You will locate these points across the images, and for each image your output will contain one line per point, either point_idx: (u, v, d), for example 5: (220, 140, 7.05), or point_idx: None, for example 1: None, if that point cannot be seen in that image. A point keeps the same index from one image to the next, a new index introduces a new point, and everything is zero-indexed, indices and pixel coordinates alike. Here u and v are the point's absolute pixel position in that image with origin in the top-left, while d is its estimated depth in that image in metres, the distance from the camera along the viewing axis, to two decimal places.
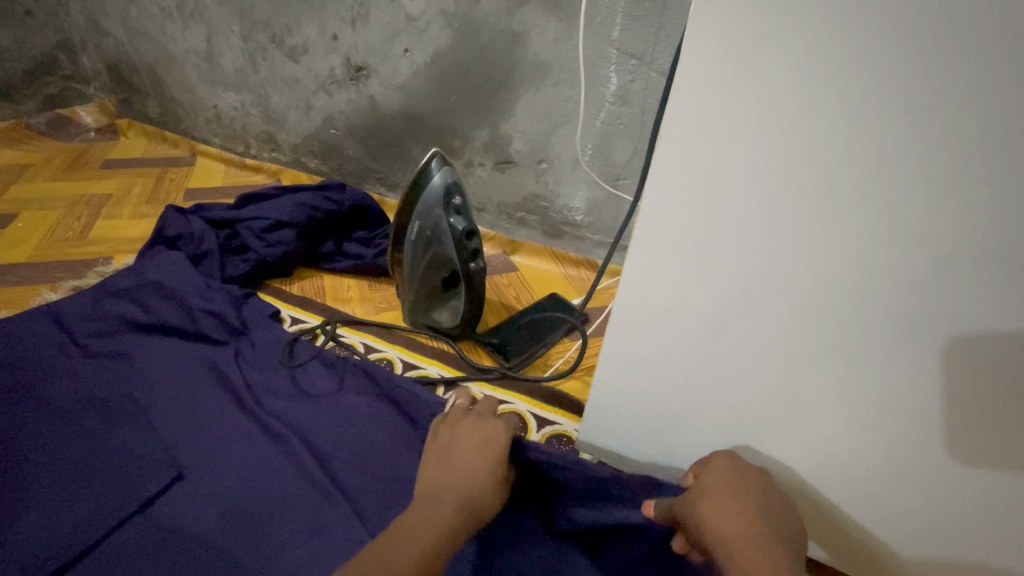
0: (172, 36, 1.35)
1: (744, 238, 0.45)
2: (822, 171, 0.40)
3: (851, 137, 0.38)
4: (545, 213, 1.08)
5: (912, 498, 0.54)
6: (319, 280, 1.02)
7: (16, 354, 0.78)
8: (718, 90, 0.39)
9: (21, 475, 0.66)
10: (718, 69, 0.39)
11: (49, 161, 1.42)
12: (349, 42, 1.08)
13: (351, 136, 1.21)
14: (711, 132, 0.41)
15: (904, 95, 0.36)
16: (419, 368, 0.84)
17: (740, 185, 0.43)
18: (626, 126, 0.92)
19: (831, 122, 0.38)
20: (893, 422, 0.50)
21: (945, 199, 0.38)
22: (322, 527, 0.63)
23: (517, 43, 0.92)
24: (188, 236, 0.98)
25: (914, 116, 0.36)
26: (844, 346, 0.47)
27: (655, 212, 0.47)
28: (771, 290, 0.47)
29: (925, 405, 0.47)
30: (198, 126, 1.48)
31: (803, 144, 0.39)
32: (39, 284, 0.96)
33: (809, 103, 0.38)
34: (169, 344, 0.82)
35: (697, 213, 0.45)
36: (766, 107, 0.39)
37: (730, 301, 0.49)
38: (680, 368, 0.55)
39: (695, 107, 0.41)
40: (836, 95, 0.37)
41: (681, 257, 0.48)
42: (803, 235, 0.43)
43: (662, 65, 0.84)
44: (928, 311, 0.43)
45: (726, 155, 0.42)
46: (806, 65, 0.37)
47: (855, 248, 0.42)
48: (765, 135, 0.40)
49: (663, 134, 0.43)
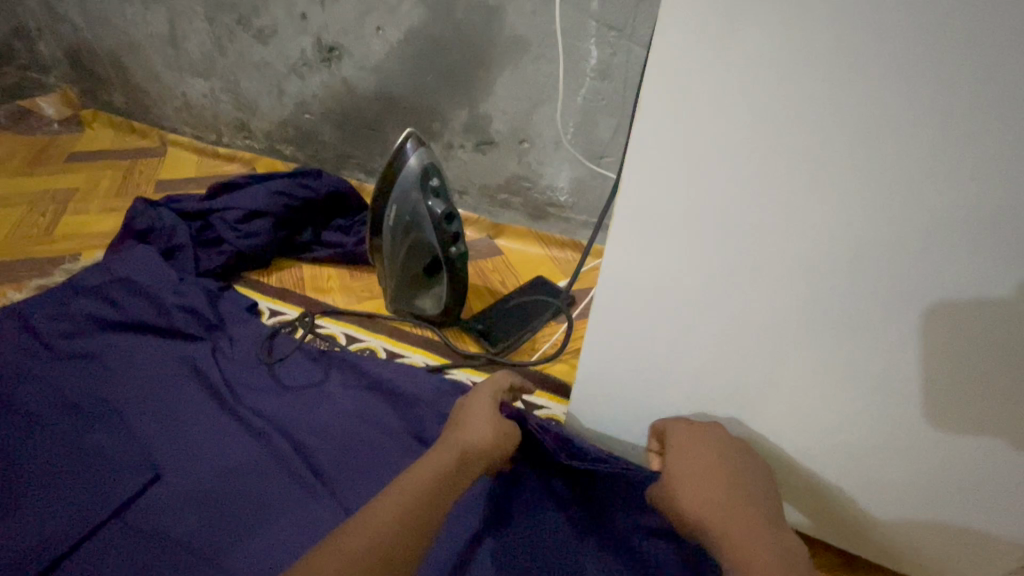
0: (133, 20, 1.29)
1: (727, 218, 0.43)
2: (804, 148, 0.38)
3: (839, 101, 0.36)
4: (529, 194, 1.05)
5: (904, 470, 0.53)
6: (299, 271, 0.99)
7: None
8: (700, 54, 0.37)
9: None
10: (699, 31, 0.36)
11: (10, 156, 1.36)
12: (319, 22, 1.03)
13: (326, 121, 1.17)
14: (686, 111, 0.40)
15: (891, 54, 0.34)
16: (403, 357, 0.82)
17: (719, 163, 0.41)
18: (608, 101, 0.90)
19: (814, 96, 0.36)
20: (884, 394, 0.49)
21: (936, 168, 0.37)
22: (308, 524, 0.62)
23: (493, 18, 0.88)
24: (159, 229, 0.95)
25: (904, 76, 0.34)
26: (834, 319, 0.46)
27: (634, 194, 0.45)
28: (755, 271, 0.45)
29: (912, 377, 0.47)
30: (166, 115, 1.42)
31: (782, 121, 0.38)
32: (1, 284, 0.92)
33: (794, 66, 0.36)
34: (142, 342, 0.80)
35: (676, 194, 0.44)
36: (749, 70, 0.36)
37: (715, 283, 0.47)
38: (668, 347, 0.54)
39: (666, 80, 0.39)
40: (814, 70, 0.35)
41: (662, 240, 0.47)
42: (787, 215, 0.42)
43: (643, 37, 0.81)
44: (921, 279, 0.41)
45: (709, 124, 0.39)
46: (791, 24, 0.34)
47: (842, 225, 0.41)
48: (751, 101, 0.38)
49: (644, 105, 0.41)
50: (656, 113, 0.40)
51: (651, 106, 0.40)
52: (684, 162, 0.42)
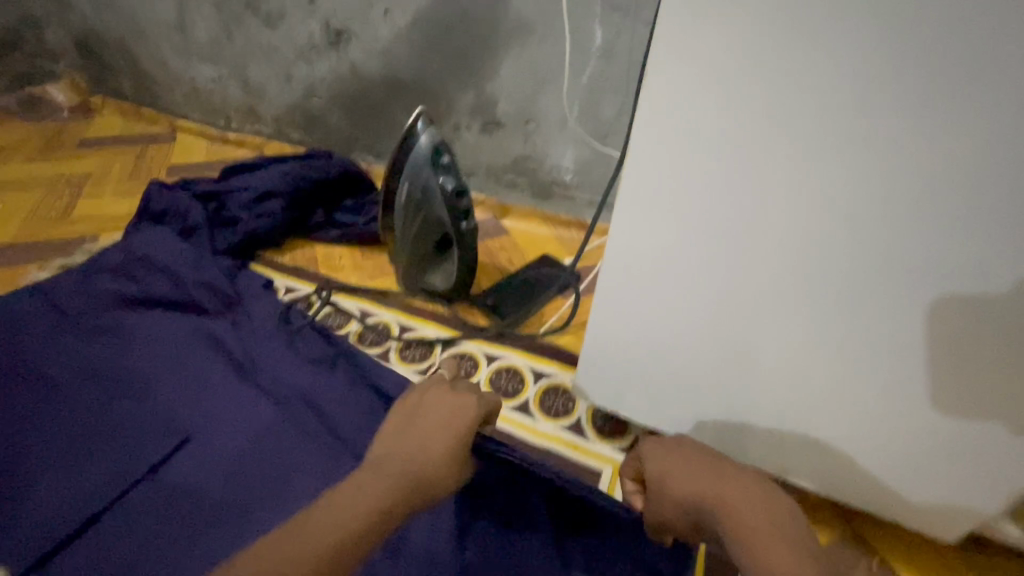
0: (141, 7, 1.30)
1: (727, 189, 0.45)
2: (800, 120, 0.40)
3: (832, 75, 0.38)
4: (534, 175, 1.08)
5: (898, 436, 0.55)
6: (311, 250, 1.01)
7: (11, 333, 0.79)
8: (699, 33, 0.39)
9: (27, 449, 0.67)
10: (697, 9, 0.39)
11: (23, 143, 1.38)
12: (327, 6, 1.05)
13: (334, 105, 1.19)
14: (687, 84, 0.42)
15: (880, 27, 0.35)
16: (416, 331, 0.85)
17: (719, 137, 0.43)
18: (613, 81, 0.91)
19: (809, 71, 0.38)
20: (882, 362, 0.50)
21: (926, 139, 0.38)
22: (330, 481, 0.66)
23: (499, 0, 0.90)
24: (176, 210, 0.97)
25: (895, 49, 0.35)
26: (829, 288, 0.48)
27: (637, 168, 0.48)
28: (754, 241, 0.48)
29: (902, 344, 0.49)
30: (174, 101, 1.44)
31: (778, 94, 0.40)
32: (24, 265, 0.95)
33: (787, 41, 0.37)
34: (165, 316, 0.83)
35: (675, 167, 0.46)
36: (744, 47, 0.39)
37: (716, 252, 0.50)
38: (672, 316, 0.57)
39: (667, 58, 0.41)
40: (805, 45, 0.37)
41: (663, 212, 0.50)
42: (781, 188, 0.44)
43: (647, 17, 0.83)
44: (915, 249, 0.43)
45: (708, 98, 0.42)
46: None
47: (839, 196, 0.42)
48: (748, 76, 0.40)
49: (648, 82, 0.43)
50: (659, 87, 0.43)
51: (654, 80, 0.43)
52: (686, 133, 0.44)
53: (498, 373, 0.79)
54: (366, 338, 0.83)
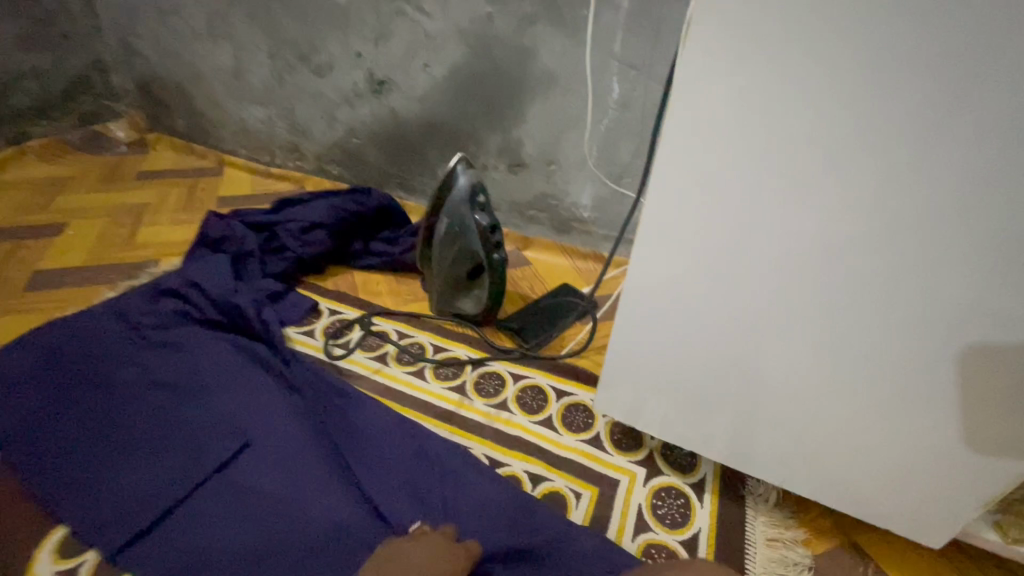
0: (201, 55, 1.44)
1: (740, 200, 0.50)
2: (813, 140, 0.44)
3: (830, 131, 0.43)
4: (555, 210, 1.17)
5: (894, 450, 0.60)
6: (350, 276, 1.11)
7: (87, 346, 0.87)
8: (713, 92, 0.45)
9: (107, 443, 0.75)
10: (713, 71, 0.44)
11: (87, 174, 1.51)
12: (372, 58, 1.17)
13: (372, 145, 1.31)
14: (710, 103, 0.45)
15: (874, 92, 0.41)
16: (448, 351, 0.93)
17: (730, 179, 0.49)
18: (628, 128, 1.02)
19: (822, 103, 0.42)
20: (879, 378, 0.56)
21: (916, 186, 0.43)
22: (375, 485, 0.72)
23: (528, 57, 1.01)
24: (231, 238, 1.08)
25: (885, 110, 0.41)
26: (830, 310, 0.53)
27: (656, 202, 0.54)
28: (763, 251, 0.52)
29: (899, 364, 0.53)
30: (224, 138, 1.57)
31: (791, 120, 0.44)
32: (95, 285, 1.05)
33: (791, 100, 0.43)
34: (218, 334, 0.90)
35: (691, 204, 0.52)
36: (753, 106, 0.44)
37: (731, 261, 0.54)
38: (685, 332, 0.63)
39: (683, 111, 0.47)
40: (807, 105, 0.43)
41: (679, 242, 0.55)
42: (786, 224, 0.49)
43: (660, 74, 0.94)
44: (907, 278, 0.48)
45: (721, 147, 0.47)
46: (790, 64, 0.42)
47: (833, 228, 0.48)
48: (757, 130, 0.45)
49: (668, 131, 0.49)
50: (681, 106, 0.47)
51: (678, 97, 0.46)
52: (701, 176, 0.50)
53: (524, 391, 0.86)
54: (402, 356, 0.91)
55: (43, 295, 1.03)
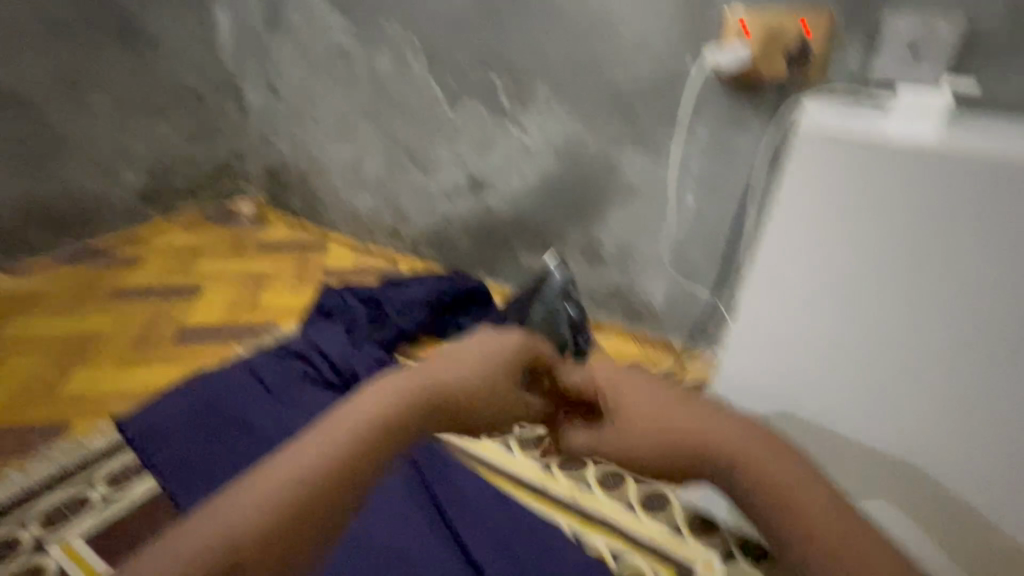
0: (326, 151, 1.71)
1: (825, 284, 0.68)
2: (881, 242, 0.63)
3: (894, 239, 0.63)
4: (628, 301, 1.28)
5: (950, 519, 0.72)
6: (440, 349, 1.24)
7: (227, 397, 1.02)
8: (808, 202, 0.66)
9: None
10: (810, 187, 0.65)
11: (217, 245, 1.73)
12: (474, 163, 1.38)
13: (463, 233, 1.49)
14: (811, 196, 0.65)
15: (925, 213, 0.61)
16: (533, 429, 1.06)
17: (818, 270, 0.67)
18: (701, 235, 1.14)
19: (896, 206, 0.62)
20: (936, 446, 0.69)
21: (959, 285, 0.61)
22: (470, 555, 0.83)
23: (614, 171, 1.17)
24: (342, 308, 1.24)
25: (931, 227, 0.61)
26: (895, 382, 0.68)
27: (756, 282, 0.72)
28: (845, 319, 0.68)
29: (951, 433, 0.67)
30: (332, 218, 1.80)
31: (874, 215, 0.63)
32: (230, 343, 1.24)
33: (866, 215, 0.63)
34: (338, 398, 1.05)
35: (784, 287, 0.70)
36: (838, 215, 0.65)
37: (813, 318, 0.70)
38: (771, 399, 0.76)
39: (785, 212, 0.67)
40: (876, 219, 0.63)
41: (773, 318, 0.72)
42: (860, 309, 0.66)
43: (733, 192, 1.07)
44: (954, 357, 0.64)
45: (812, 243, 0.67)
46: (866, 190, 0.63)
47: (896, 313, 0.65)
48: (840, 233, 0.65)
49: (772, 227, 0.69)
50: (786, 192, 0.67)
51: (787, 189, 0.66)
52: (794, 265, 0.69)
53: (605, 475, 0.98)
54: (493, 432, 1.05)
55: (188, 350, 1.22)
